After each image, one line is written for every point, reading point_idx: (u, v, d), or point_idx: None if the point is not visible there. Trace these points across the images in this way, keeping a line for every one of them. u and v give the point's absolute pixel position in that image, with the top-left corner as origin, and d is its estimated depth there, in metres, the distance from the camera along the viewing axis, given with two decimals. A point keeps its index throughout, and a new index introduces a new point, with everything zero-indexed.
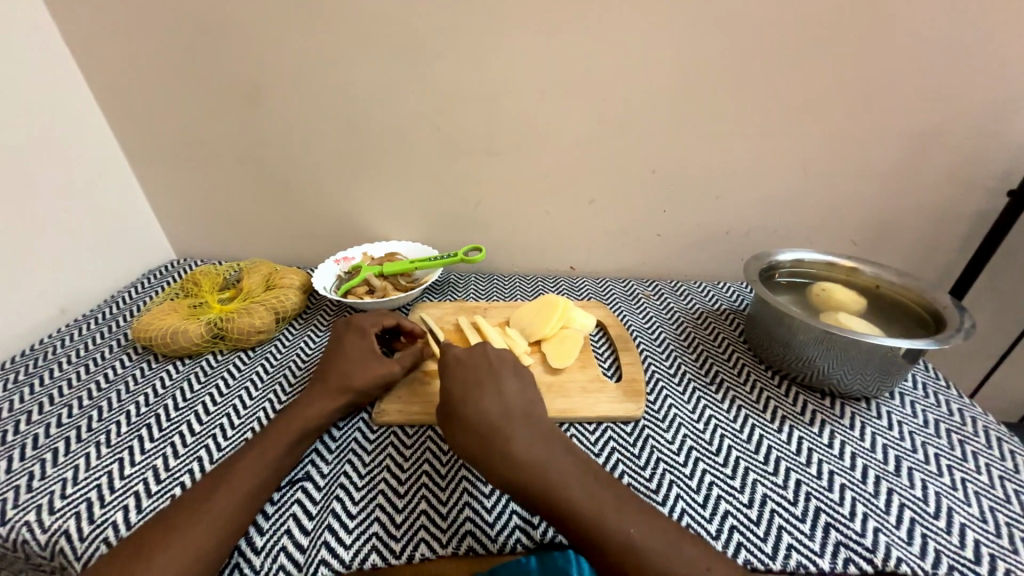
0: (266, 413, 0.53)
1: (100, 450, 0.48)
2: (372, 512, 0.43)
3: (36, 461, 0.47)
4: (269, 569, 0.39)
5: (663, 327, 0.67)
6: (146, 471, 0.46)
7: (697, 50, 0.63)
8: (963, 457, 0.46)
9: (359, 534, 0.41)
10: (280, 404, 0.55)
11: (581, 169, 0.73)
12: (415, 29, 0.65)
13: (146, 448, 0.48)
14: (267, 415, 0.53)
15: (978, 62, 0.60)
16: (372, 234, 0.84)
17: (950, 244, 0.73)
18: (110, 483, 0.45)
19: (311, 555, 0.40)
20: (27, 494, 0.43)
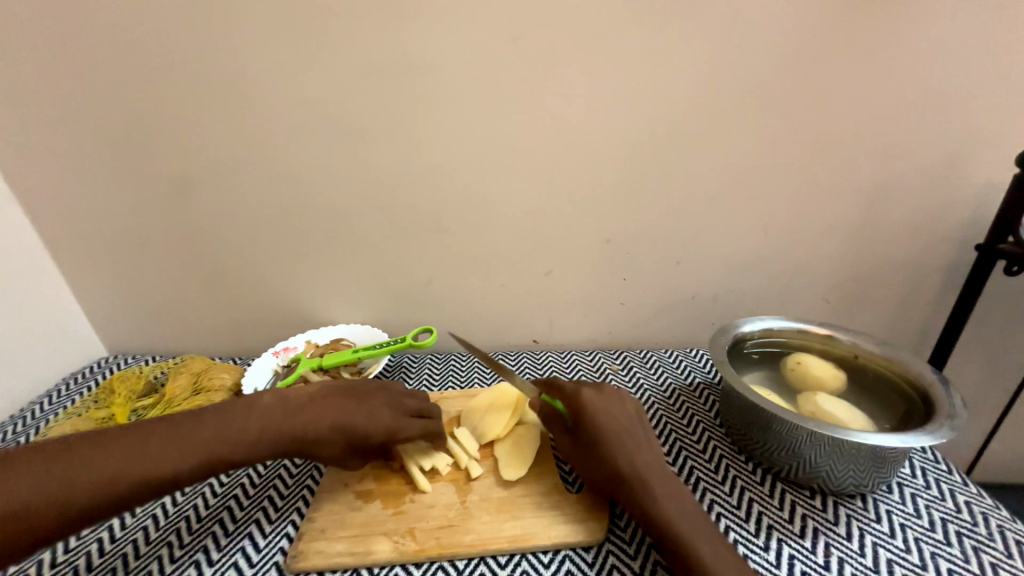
0: (160, 564, 0.45)
1: None
2: None
3: None
4: None
5: None
6: None
7: (637, 121, 0.61)
8: (979, 573, 0.39)
9: None
10: (180, 549, 0.46)
11: (532, 240, 0.69)
12: (351, 113, 0.64)
13: None
14: (162, 566, 0.45)
15: (921, 119, 0.59)
16: (319, 319, 0.78)
17: (925, 298, 0.69)
18: None
19: None
20: None
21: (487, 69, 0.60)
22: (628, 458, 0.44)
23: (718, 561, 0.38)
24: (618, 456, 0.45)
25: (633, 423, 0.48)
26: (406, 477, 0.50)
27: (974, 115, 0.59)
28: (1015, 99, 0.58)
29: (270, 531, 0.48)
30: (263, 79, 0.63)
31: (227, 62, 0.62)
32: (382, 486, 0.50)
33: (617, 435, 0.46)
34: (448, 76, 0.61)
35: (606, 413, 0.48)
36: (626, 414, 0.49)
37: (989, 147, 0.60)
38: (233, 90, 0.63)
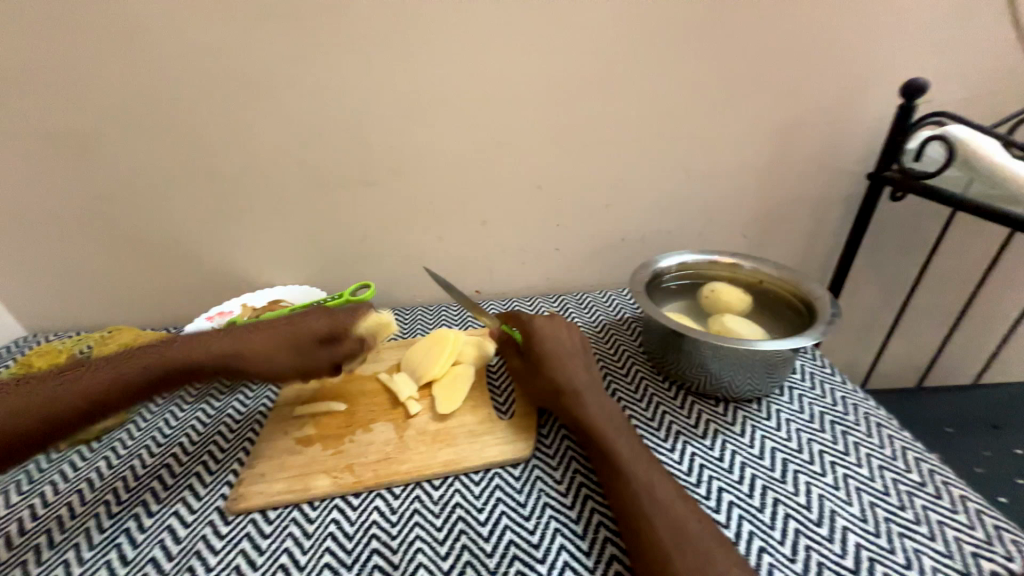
0: (98, 520, 0.45)
1: None
2: None
3: None
4: None
5: None
6: None
7: (557, 62, 0.61)
8: (845, 451, 0.46)
9: None
10: (117, 505, 0.47)
11: (464, 190, 0.69)
12: (258, 58, 0.60)
13: None
14: (100, 522, 0.45)
15: (825, 54, 0.62)
16: (253, 282, 0.76)
17: (830, 228, 0.75)
18: None
19: None
20: None
21: (400, 7, 0.57)
22: (569, 373, 0.49)
23: (630, 449, 0.43)
24: (558, 371, 0.50)
25: (578, 347, 0.53)
26: (346, 421, 0.52)
27: (869, 50, 0.62)
28: (903, 35, 0.61)
29: (211, 481, 0.49)
30: (151, 20, 0.57)
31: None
32: (323, 431, 0.51)
33: (562, 353, 0.51)
34: (359, 14, 0.58)
35: (552, 336, 0.53)
36: (573, 341, 0.54)
37: (882, 82, 0.64)
38: (118, 32, 0.57)
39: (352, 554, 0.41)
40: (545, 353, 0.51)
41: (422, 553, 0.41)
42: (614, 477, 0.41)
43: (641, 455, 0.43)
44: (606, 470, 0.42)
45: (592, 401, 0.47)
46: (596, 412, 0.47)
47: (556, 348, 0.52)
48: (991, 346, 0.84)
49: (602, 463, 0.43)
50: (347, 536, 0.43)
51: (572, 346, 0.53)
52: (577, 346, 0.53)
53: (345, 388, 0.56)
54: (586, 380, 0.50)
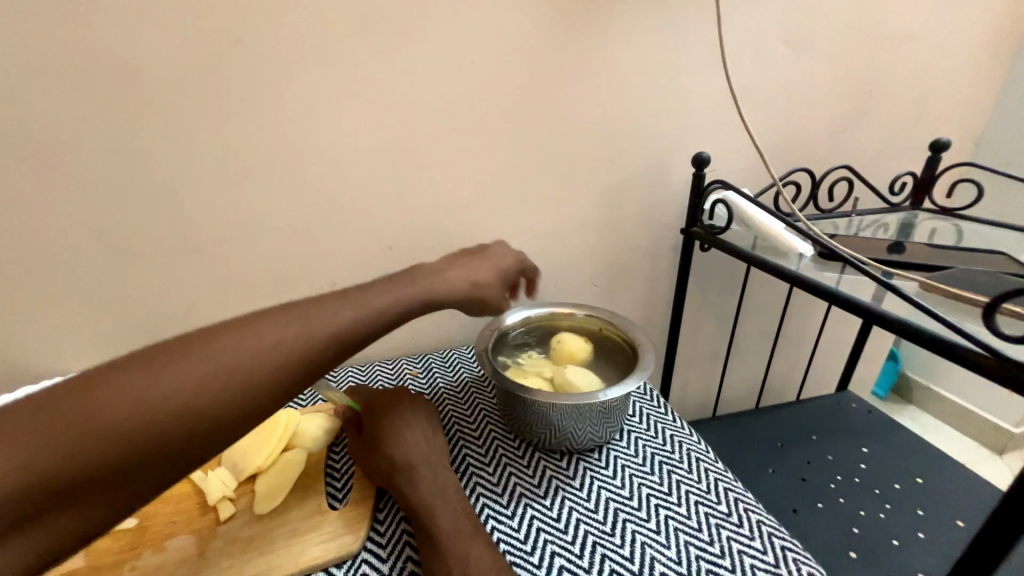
0: None
1: None
2: None
3: None
4: None
5: None
6: None
7: (395, 130, 0.63)
8: (668, 492, 0.48)
9: None
10: None
11: (309, 253, 0.66)
12: (34, 118, 0.52)
13: None
14: None
15: (634, 130, 0.72)
16: (40, 372, 0.62)
17: (665, 275, 0.85)
18: None
19: None
20: None
21: (213, 72, 0.55)
22: (403, 450, 0.47)
23: (456, 526, 0.41)
24: (393, 448, 0.48)
25: (420, 419, 0.52)
26: (133, 541, 0.43)
27: (670, 127, 0.74)
28: (694, 116, 0.74)
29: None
30: None
31: None
32: (96, 563, 0.42)
33: (399, 429, 0.49)
34: (163, 76, 0.54)
35: (392, 410, 0.51)
36: (413, 410, 0.52)
37: (686, 153, 0.76)
38: None
39: None
40: (381, 431, 0.49)
41: None
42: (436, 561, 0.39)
43: (468, 531, 0.41)
44: (431, 550, 0.40)
45: (424, 474, 0.46)
46: (427, 489, 0.44)
47: (394, 424, 0.50)
48: (803, 364, 1.00)
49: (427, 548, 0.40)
50: None
51: (411, 420, 0.51)
52: (417, 419, 0.51)
53: None
54: (421, 455, 0.47)
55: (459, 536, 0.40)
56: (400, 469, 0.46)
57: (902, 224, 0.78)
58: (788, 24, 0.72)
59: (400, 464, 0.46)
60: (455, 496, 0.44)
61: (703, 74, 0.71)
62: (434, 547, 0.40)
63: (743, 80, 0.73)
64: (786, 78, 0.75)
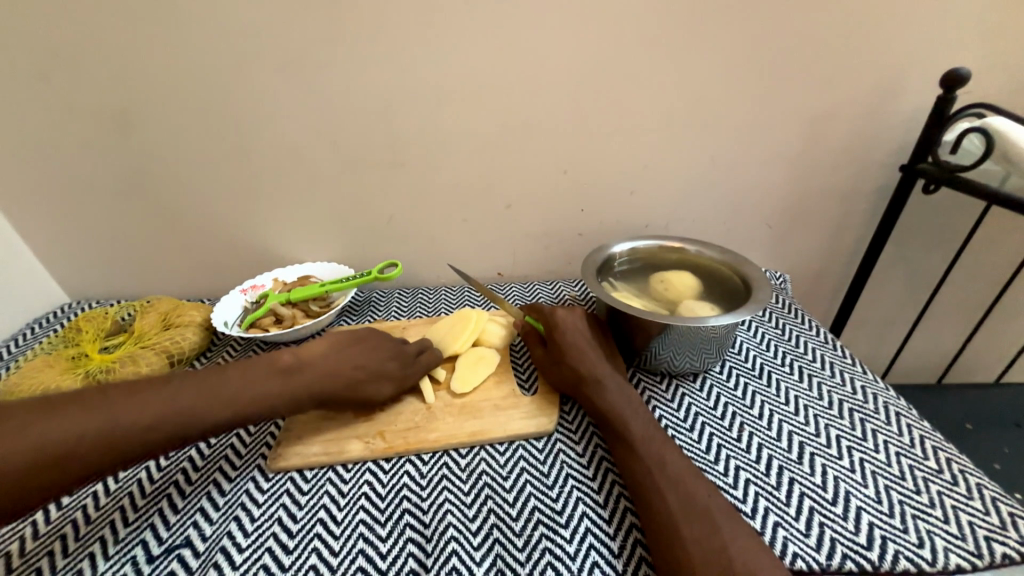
0: (146, 474, 0.48)
1: (80, 525, 0.44)
2: (311, 531, 0.43)
3: (55, 538, 0.43)
4: (268, 524, 0.43)
5: None
6: (103, 529, 0.43)
7: (590, 45, 0.61)
8: (863, 437, 0.47)
9: (298, 554, 0.41)
10: (162, 462, 0.49)
11: (492, 173, 0.70)
12: (293, 33, 0.60)
13: (79, 535, 0.43)
14: (148, 478, 0.48)
15: (864, 41, 0.61)
16: (281, 257, 0.77)
17: (857, 220, 0.75)
18: (113, 528, 0.43)
19: (307, 515, 0.44)
20: (78, 542, 0.42)
21: None
22: (589, 364, 0.49)
23: (649, 434, 0.44)
24: (579, 362, 0.50)
25: (597, 339, 0.53)
26: None
27: (911, 38, 0.61)
28: (949, 23, 0.60)
29: (243, 462, 0.49)
30: None
31: None
32: None
33: (582, 345, 0.51)
34: None
35: (574, 329, 0.53)
36: (589, 331, 0.54)
37: (923, 72, 0.63)
38: (157, 1, 0.58)
39: (385, 513, 0.44)
40: (566, 347, 0.51)
41: (450, 515, 0.43)
42: (633, 465, 0.42)
43: (659, 442, 0.43)
44: (626, 451, 0.43)
45: (609, 388, 0.48)
46: (618, 402, 0.47)
47: (576, 342, 0.51)
48: (1017, 342, 0.83)
49: (622, 453, 0.43)
50: (380, 495, 0.45)
51: (592, 342, 0.52)
52: (596, 342, 0.53)
53: None
54: (605, 374, 0.49)
55: (653, 445, 0.43)
56: (588, 380, 0.49)
57: None
58: None
59: (588, 376, 0.49)
60: (641, 407, 0.47)
61: None
62: (630, 452, 0.43)
63: None
64: None
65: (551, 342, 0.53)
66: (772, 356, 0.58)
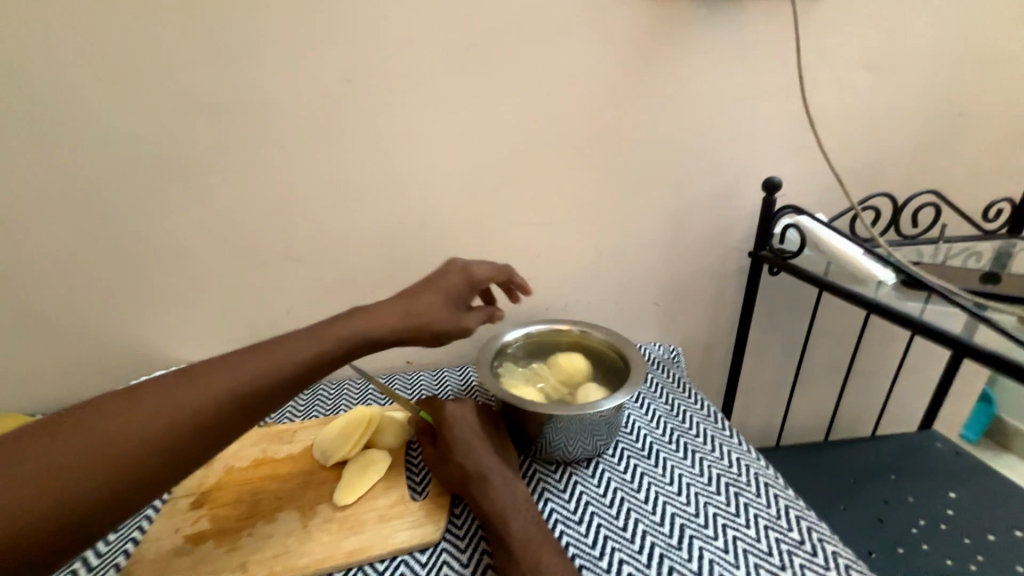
0: None
1: None
2: None
3: None
4: None
5: None
6: None
7: (477, 155, 0.69)
8: (736, 513, 0.49)
9: None
10: None
11: (394, 265, 0.72)
12: (187, 144, 0.62)
13: None
14: None
15: (701, 155, 0.74)
16: (163, 359, 0.72)
17: (728, 296, 0.84)
18: None
19: None
20: None
21: (328, 106, 0.63)
22: (475, 459, 0.49)
23: (530, 534, 0.43)
24: (465, 458, 0.49)
25: (487, 431, 0.53)
26: (246, 512, 0.49)
27: (738, 153, 0.75)
28: (763, 142, 0.75)
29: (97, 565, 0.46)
30: (77, 105, 0.58)
31: (28, 87, 0.57)
32: (217, 527, 0.48)
33: (469, 439, 0.51)
34: (289, 109, 0.62)
35: (462, 423, 0.52)
36: (478, 423, 0.53)
37: (753, 177, 0.77)
38: (37, 114, 0.58)
39: None
40: (455, 443, 0.50)
41: None
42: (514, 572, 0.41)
43: (539, 543, 0.43)
44: (508, 557, 0.42)
45: (494, 485, 0.47)
46: (502, 499, 0.46)
47: (464, 436, 0.51)
48: (880, 396, 0.94)
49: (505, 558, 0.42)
50: None
51: (481, 436, 0.52)
52: (485, 435, 0.53)
53: (248, 476, 0.53)
54: (490, 470, 0.48)
55: (531, 546, 0.42)
56: (473, 478, 0.48)
57: (997, 252, 0.73)
58: (869, 51, 0.71)
59: (473, 474, 0.48)
60: (525, 504, 0.46)
61: (776, 100, 0.73)
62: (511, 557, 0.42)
63: (818, 105, 0.73)
64: (865, 102, 0.74)
65: (440, 438, 0.52)
66: (660, 433, 0.60)
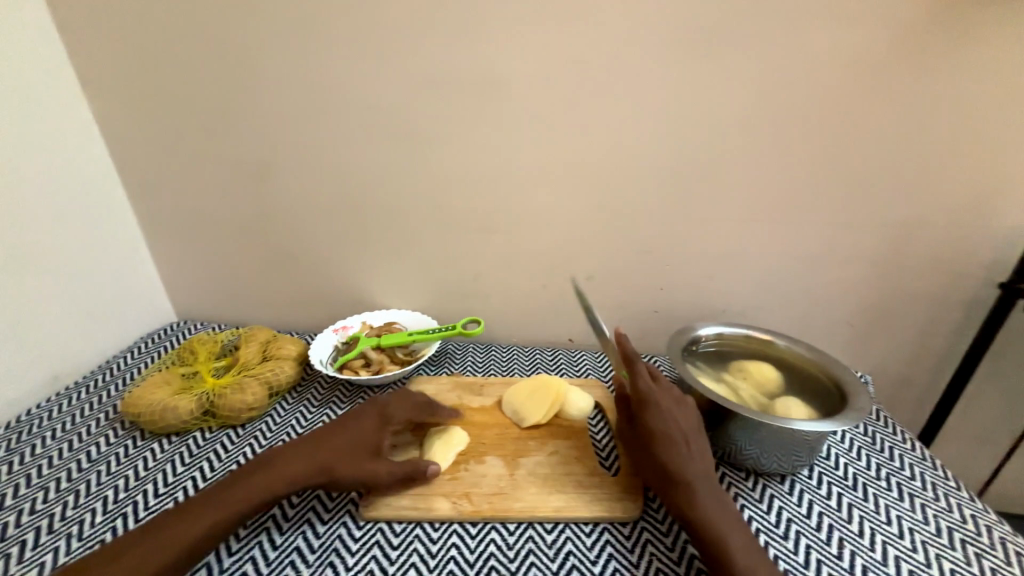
0: None
1: None
2: None
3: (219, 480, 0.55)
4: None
5: None
6: None
7: (688, 144, 0.67)
8: (980, 575, 0.44)
9: None
10: None
11: (580, 245, 0.75)
12: (422, 115, 0.69)
13: None
14: None
15: (952, 163, 0.64)
16: (372, 302, 0.83)
17: (947, 329, 0.73)
18: None
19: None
20: None
21: (552, 85, 0.66)
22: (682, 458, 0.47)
23: (743, 552, 0.43)
24: (670, 455, 0.48)
25: (687, 424, 0.50)
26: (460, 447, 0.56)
27: (1005, 163, 0.63)
28: None
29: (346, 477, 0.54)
30: (347, 78, 0.68)
31: (313, 61, 0.68)
32: None
33: (673, 433, 0.49)
34: (516, 88, 0.66)
35: (665, 413, 0.50)
36: (681, 415, 0.50)
37: (1018, 194, 0.64)
38: (315, 85, 0.69)
39: None
40: (658, 437, 0.48)
41: None
42: None
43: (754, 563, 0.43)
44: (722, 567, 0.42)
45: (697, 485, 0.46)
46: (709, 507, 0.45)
47: (670, 430, 0.49)
48: None
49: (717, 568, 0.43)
50: (468, 560, 0.46)
51: (685, 430, 0.50)
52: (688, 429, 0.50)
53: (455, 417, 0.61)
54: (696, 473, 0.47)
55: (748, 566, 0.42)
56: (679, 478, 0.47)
57: None
58: None
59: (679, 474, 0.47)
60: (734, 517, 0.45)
61: None
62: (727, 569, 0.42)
63: None
64: None
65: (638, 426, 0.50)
66: (865, 466, 0.56)
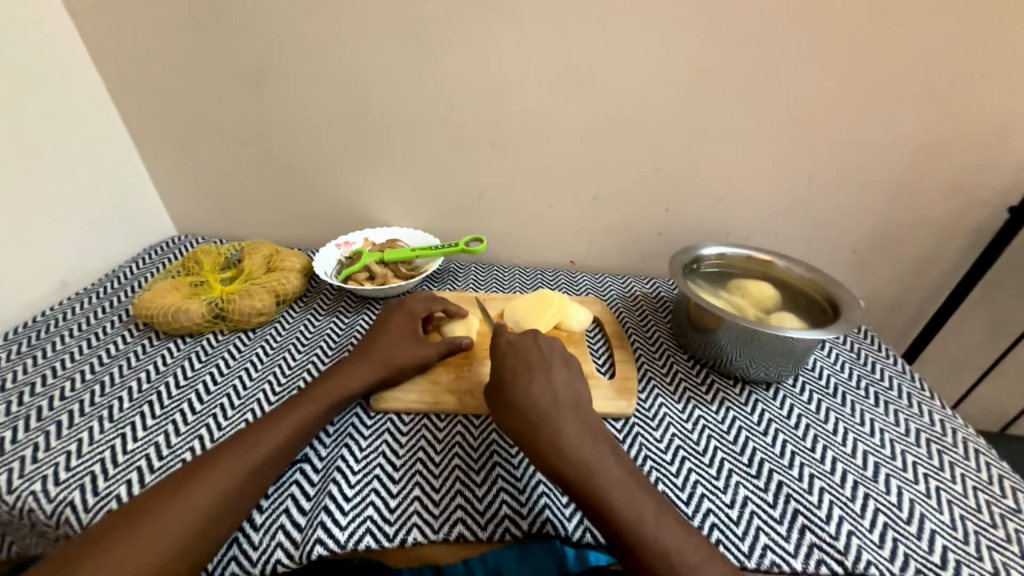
0: (285, 363, 0.60)
1: (250, 375, 0.58)
2: (412, 475, 0.46)
3: (233, 379, 0.57)
4: (373, 456, 0.48)
5: (627, 314, 0.70)
6: (263, 387, 0.56)
7: (712, 49, 0.62)
8: (940, 467, 0.48)
9: (403, 490, 0.45)
10: (298, 354, 0.61)
11: (589, 162, 0.72)
12: (424, 9, 0.63)
13: (252, 378, 0.57)
14: (286, 366, 0.59)
15: (991, 76, 0.60)
16: (374, 219, 0.82)
17: (948, 256, 0.73)
18: (276, 381, 0.57)
19: (407, 457, 0.48)
20: (245, 392, 0.56)
21: None
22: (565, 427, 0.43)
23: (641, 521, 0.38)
24: (558, 423, 0.44)
25: (570, 391, 0.47)
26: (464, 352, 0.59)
27: None
28: None
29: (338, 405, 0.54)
30: None
31: None
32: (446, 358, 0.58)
33: (552, 401, 0.45)
34: None
35: (540, 379, 0.47)
36: (547, 380, 0.48)
37: None
38: None
39: (478, 463, 0.48)
40: (538, 405, 0.45)
41: (540, 474, 0.47)
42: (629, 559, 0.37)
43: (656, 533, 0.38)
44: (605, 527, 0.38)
45: (572, 433, 0.43)
46: (602, 475, 0.41)
47: (554, 396, 0.46)
48: None
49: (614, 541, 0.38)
50: (471, 446, 0.49)
51: (567, 397, 0.46)
52: (571, 395, 0.47)
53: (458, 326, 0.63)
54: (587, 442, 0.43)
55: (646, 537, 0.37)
56: (567, 447, 0.42)
57: None
58: None
59: (563, 443, 0.42)
60: (634, 486, 0.41)
61: None
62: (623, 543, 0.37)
63: None
64: None
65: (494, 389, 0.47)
66: (846, 377, 0.59)
